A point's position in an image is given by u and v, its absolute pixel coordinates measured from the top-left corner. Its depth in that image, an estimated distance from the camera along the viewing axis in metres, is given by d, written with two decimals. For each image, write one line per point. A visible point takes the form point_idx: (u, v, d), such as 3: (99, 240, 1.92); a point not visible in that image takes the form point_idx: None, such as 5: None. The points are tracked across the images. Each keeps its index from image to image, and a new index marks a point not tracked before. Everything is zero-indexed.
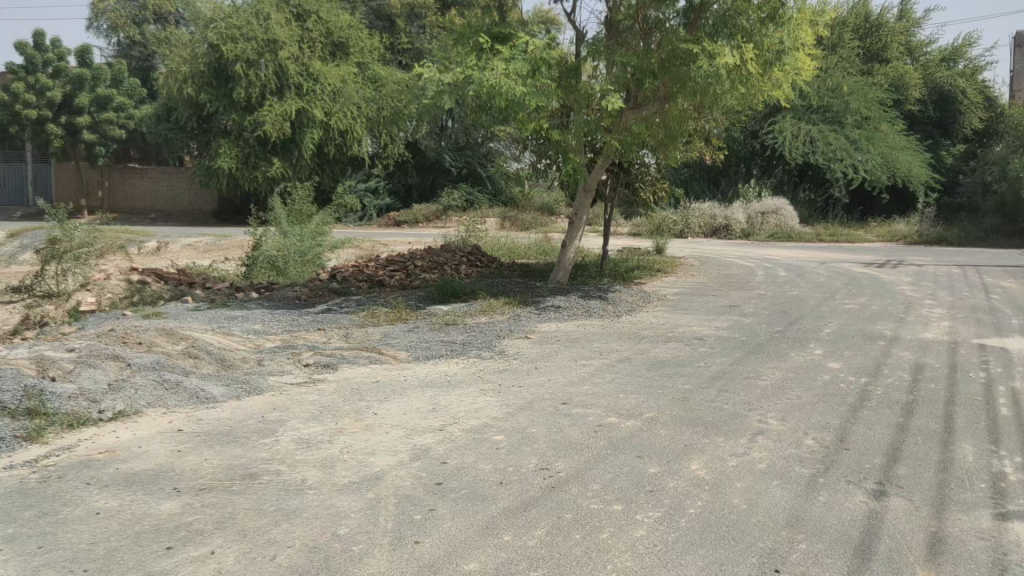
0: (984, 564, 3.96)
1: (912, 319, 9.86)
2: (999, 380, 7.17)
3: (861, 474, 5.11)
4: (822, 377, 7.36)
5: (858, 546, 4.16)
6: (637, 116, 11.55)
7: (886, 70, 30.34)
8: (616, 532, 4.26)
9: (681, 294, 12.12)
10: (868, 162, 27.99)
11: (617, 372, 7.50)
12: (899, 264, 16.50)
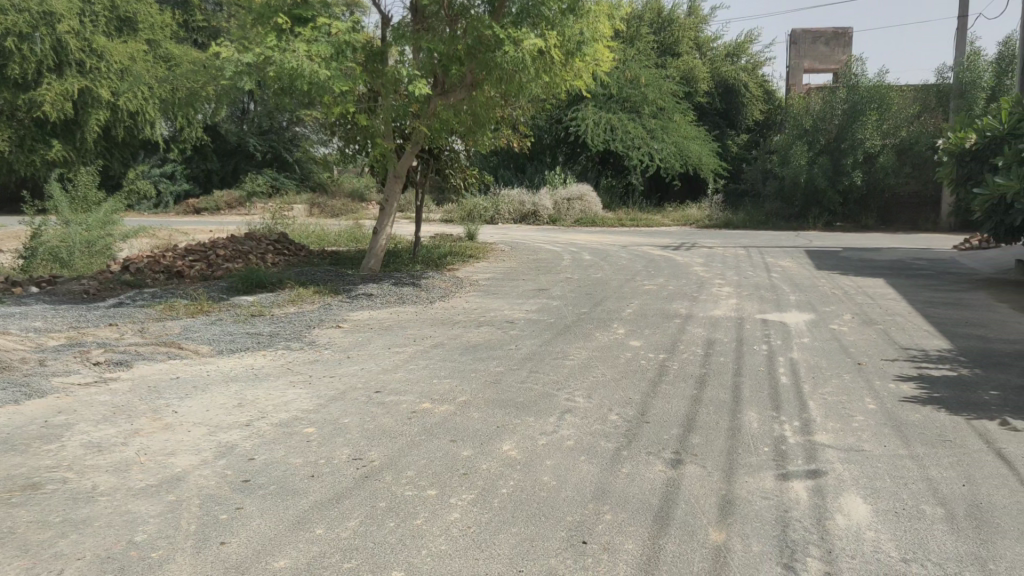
0: (767, 521, 4.32)
1: (705, 298, 10.57)
2: (779, 351, 7.84)
3: (660, 445, 5.42)
4: (625, 354, 7.73)
5: (657, 513, 4.42)
6: (445, 103, 11.62)
7: (677, 63, 32.26)
8: (430, 517, 4.28)
9: (493, 280, 12.34)
10: (663, 151, 29.70)
11: (430, 358, 7.52)
12: (692, 247, 17.60)
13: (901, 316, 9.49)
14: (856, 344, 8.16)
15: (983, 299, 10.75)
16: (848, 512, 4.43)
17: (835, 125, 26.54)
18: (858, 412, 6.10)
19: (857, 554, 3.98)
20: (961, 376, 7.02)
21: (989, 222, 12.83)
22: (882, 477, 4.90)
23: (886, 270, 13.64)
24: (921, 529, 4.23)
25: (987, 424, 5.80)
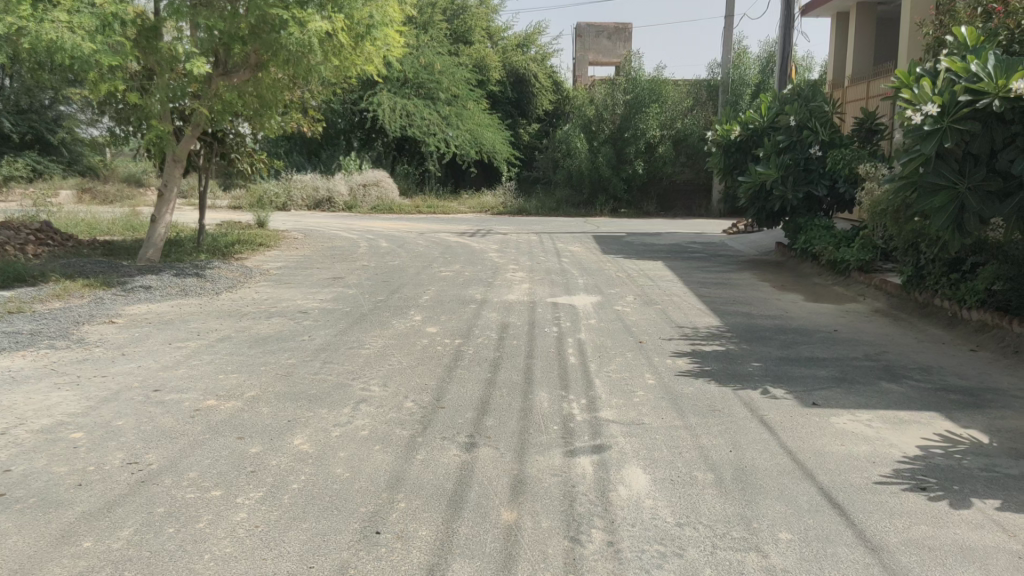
0: (555, 497, 4.48)
1: (499, 283, 10.79)
2: (569, 333, 8.15)
3: (454, 430, 5.47)
4: (421, 341, 7.72)
5: (452, 497, 4.47)
6: (227, 85, 11.14)
7: (470, 51, 32.58)
8: (214, 520, 4.08)
9: (285, 268, 11.96)
10: (458, 138, 30.11)
11: (215, 353, 7.15)
12: (487, 233, 17.96)
13: (678, 297, 10.15)
14: (638, 324, 8.65)
15: (748, 279, 11.72)
16: (630, 483, 4.68)
17: (618, 115, 27.86)
18: (639, 387, 6.47)
19: (637, 522, 4.21)
20: (728, 350, 7.62)
21: (752, 207, 13.78)
22: (661, 447, 5.22)
23: (665, 254, 14.55)
24: (695, 494, 4.55)
25: (751, 393, 6.34)
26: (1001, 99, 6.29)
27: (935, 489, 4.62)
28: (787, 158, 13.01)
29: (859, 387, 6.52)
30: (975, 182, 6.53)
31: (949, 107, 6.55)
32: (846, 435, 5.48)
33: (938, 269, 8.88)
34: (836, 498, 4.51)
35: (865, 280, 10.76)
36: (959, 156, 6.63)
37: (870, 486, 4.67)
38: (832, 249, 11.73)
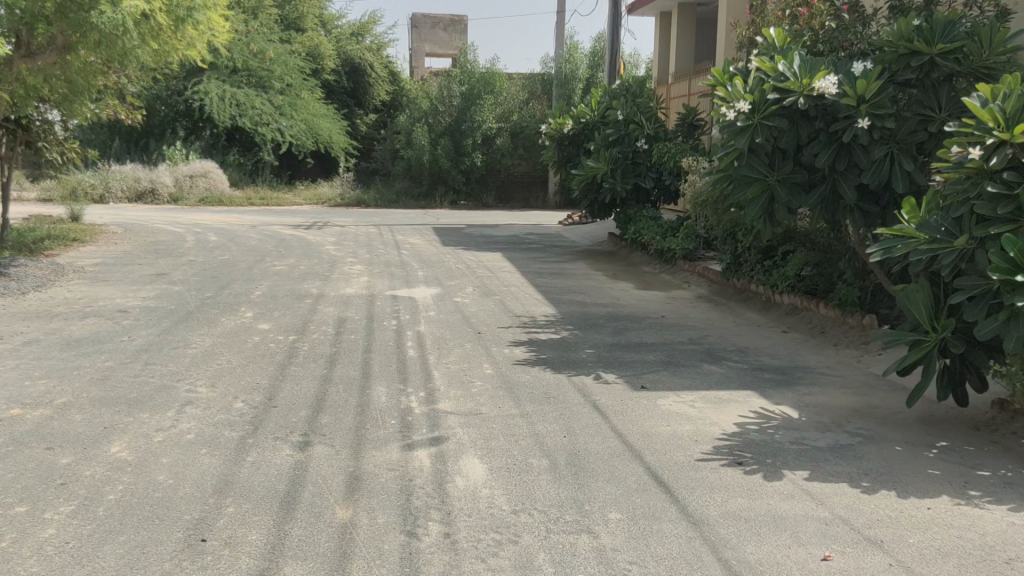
0: (391, 492, 4.44)
1: (335, 277, 10.56)
2: (407, 326, 8.10)
3: (287, 429, 5.32)
4: (252, 339, 7.44)
5: (284, 498, 4.34)
6: (30, 67, 10.27)
7: (302, 38, 31.63)
8: (18, 539, 3.77)
9: (103, 265, 11.22)
10: (293, 128, 29.35)
11: (20, 358, 6.60)
12: (323, 225, 17.54)
13: (515, 287, 10.30)
14: (476, 315, 8.71)
15: (583, 269, 12.06)
16: (467, 474, 4.71)
17: (455, 107, 27.91)
18: (477, 377, 6.53)
19: (473, 512, 4.24)
20: (564, 339, 7.81)
21: (586, 198, 14.16)
22: (497, 437, 5.28)
23: (503, 245, 14.73)
24: (529, 481, 4.63)
25: (584, 379, 6.54)
26: (806, 97, 6.79)
27: (751, 463, 4.93)
28: (616, 152, 13.48)
29: (684, 370, 6.86)
30: (784, 174, 7.01)
31: (759, 104, 6.97)
32: (672, 416, 5.74)
33: (753, 257, 9.52)
34: (662, 477, 4.72)
35: (689, 268, 11.32)
36: (769, 150, 7.08)
37: (694, 464, 4.91)
38: (660, 238, 12.25)
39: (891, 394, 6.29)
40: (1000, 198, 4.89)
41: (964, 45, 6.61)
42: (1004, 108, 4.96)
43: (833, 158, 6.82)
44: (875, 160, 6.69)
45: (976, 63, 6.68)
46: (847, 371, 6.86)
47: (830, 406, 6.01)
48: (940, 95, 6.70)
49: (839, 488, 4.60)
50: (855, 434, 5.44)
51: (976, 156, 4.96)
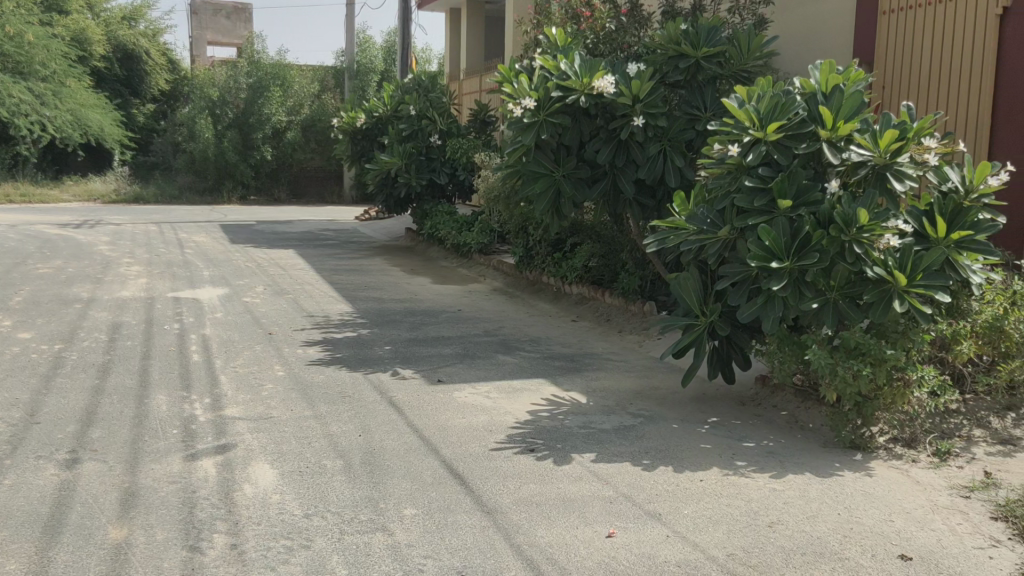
0: (172, 506, 4.18)
1: (109, 279, 9.82)
2: (191, 329, 7.66)
3: (52, 446, 4.87)
4: (10, 350, 6.76)
5: (48, 522, 3.97)
6: None
7: (65, 21, 29.07)
8: None
9: None
10: (57, 119, 26.94)
11: None
12: (97, 224, 16.27)
13: (309, 285, 10.04)
14: (266, 315, 8.39)
15: (379, 265, 11.94)
16: (256, 480, 4.53)
17: (242, 99, 26.83)
18: (267, 380, 6.29)
19: (262, 519, 4.08)
20: (359, 336, 7.69)
21: (381, 193, 14.03)
22: (289, 440, 5.12)
23: (295, 242, 14.31)
24: (322, 483, 4.53)
25: (380, 376, 6.49)
26: (587, 96, 7.01)
27: (542, 449, 5.09)
28: (409, 147, 13.45)
29: (479, 362, 6.96)
30: (569, 169, 7.25)
31: (544, 101, 7.04)
32: (467, 408, 5.82)
33: (544, 250, 9.77)
34: (456, 469, 4.76)
35: (485, 262, 11.53)
36: (555, 147, 7.24)
37: (487, 453, 5.00)
38: (455, 232, 12.37)
39: (670, 375, 6.72)
40: (756, 191, 5.34)
41: (725, 50, 7.20)
42: (758, 108, 5.42)
43: (613, 154, 7.22)
44: (649, 156, 7.15)
45: (737, 66, 7.29)
46: (631, 356, 7.25)
47: (615, 390, 6.33)
48: (705, 95, 7.27)
49: (623, 467, 4.84)
50: (637, 415, 5.76)
51: (735, 153, 5.41)
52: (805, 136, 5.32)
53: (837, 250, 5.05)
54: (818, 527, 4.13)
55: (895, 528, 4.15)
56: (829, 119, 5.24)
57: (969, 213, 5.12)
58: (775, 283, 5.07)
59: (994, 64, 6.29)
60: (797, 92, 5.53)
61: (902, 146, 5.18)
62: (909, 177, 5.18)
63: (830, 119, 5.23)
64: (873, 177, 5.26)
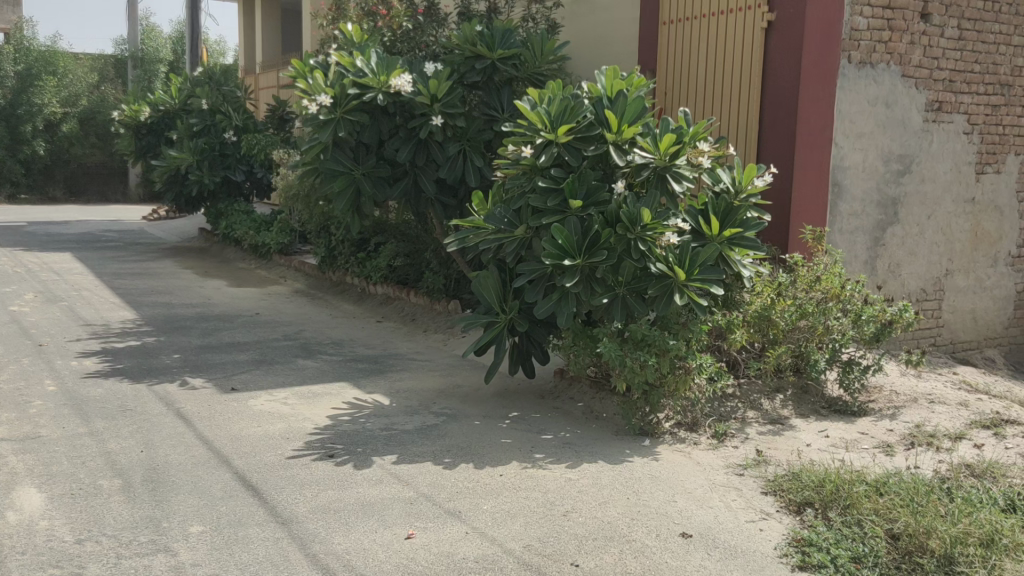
0: None
1: None
2: None
3: None
4: None
5: None
6: None
7: None
8: None
9: None
10: None
11: None
12: None
13: (88, 291, 9.31)
14: (37, 324, 7.69)
15: (168, 267, 11.28)
16: (20, 507, 4.13)
17: (8, 89, 24.47)
18: (36, 396, 5.76)
19: (27, 549, 3.74)
20: (144, 344, 7.22)
21: (170, 192, 13.26)
22: (60, 460, 4.72)
23: (72, 244, 13.20)
24: (97, 505, 4.20)
25: (167, 386, 6.12)
26: (384, 94, 6.85)
27: (341, 454, 4.99)
28: (200, 142, 12.79)
29: (276, 367, 6.73)
30: (369, 168, 7.12)
31: (340, 98, 6.79)
32: (262, 416, 5.61)
33: (347, 249, 9.58)
34: (250, 480, 4.58)
35: (285, 263, 11.18)
36: (353, 145, 7.09)
37: (283, 462, 4.84)
38: (253, 233, 11.90)
39: (472, 372, 6.81)
40: (549, 191, 5.50)
41: (519, 53, 7.40)
42: (549, 111, 5.55)
43: (413, 153, 7.19)
44: (449, 156, 7.21)
45: (532, 69, 7.52)
46: (434, 355, 7.27)
47: (417, 389, 6.33)
48: (502, 97, 7.43)
49: (424, 467, 4.85)
50: (439, 413, 5.79)
51: (528, 154, 5.52)
52: (593, 139, 5.55)
53: (624, 248, 5.32)
54: (608, 513, 4.33)
55: (677, 508, 4.42)
56: (615, 123, 5.51)
57: (739, 212, 5.54)
58: (569, 280, 5.26)
59: (762, 74, 6.78)
60: (585, 96, 5.75)
61: (679, 150, 5.53)
62: (686, 178, 5.54)
63: (615, 123, 5.50)
64: (655, 178, 5.57)
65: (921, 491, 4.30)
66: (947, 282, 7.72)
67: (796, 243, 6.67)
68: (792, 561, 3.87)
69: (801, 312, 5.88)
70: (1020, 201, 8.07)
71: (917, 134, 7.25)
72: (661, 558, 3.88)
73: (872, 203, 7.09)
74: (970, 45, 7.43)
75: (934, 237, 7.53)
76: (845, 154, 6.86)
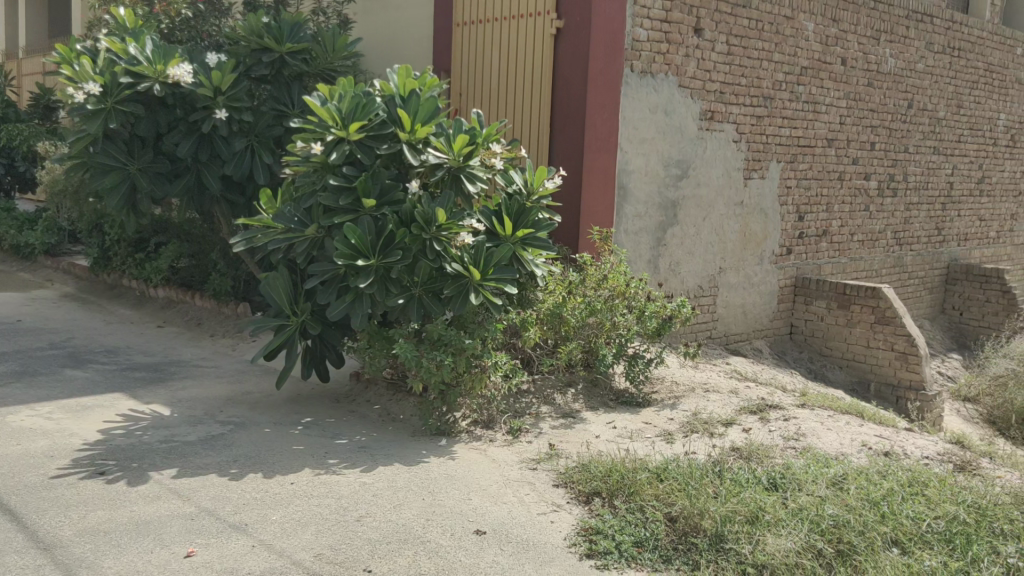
0: None
1: None
2: None
3: None
4: None
5: None
6: None
7: None
8: None
9: None
10: None
11: None
12: None
13: None
14: None
15: None
16: None
17: None
18: None
19: None
20: None
21: None
22: None
23: None
24: None
25: None
26: (161, 84, 6.45)
27: (114, 470, 4.62)
28: None
29: (41, 378, 6.14)
30: (145, 163, 6.67)
31: (111, 87, 6.32)
32: (22, 433, 5.08)
33: (123, 249, 8.88)
34: (5, 504, 4.13)
35: (53, 265, 10.25)
36: (126, 137, 6.63)
37: (46, 482, 4.41)
38: (14, 231, 10.82)
39: (262, 378, 6.54)
40: (341, 190, 5.36)
41: (309, 47, 7.21)
42: (339, 107, 5.39)
43: (195, 148, 6.80)
44: (235, 151, 6.86)
45: (324, 65, 7.36)
46: (221, 361, 6.92)
47: (202, 398, 5.99)
48: (292, 92, 7.20)
49: (207, 480, 4.59)
50: (226, 422, 5.50)
51: (319, 151, 5.35)
52: (386, 137, 5.47)
53: (418, 248, 5.29)
54: (403, 515, 4.29)
55: (472, 506, 4.46)
56: (407, 122, 5.45)
57: (531, 213, 5.68)
58: (362, 281, 5.16)
59: (551, 79, 7.00)
60: (376, 93, 5.64)
61: (472, 151, 5.57)
62: (480, 179, 5.60)
63: (408, 122, 5.44)
64: (449, 178, 5.59)
65: (695, 475, 4.58)
66: (720, 279, 8.32)
67: (585, 243, 6.95)
68: (580, 549, 4.01)
69: (590, 309, 6.11)
70: (781, 204, 8.84)
71: (693, 141, 7.76)
72: (454, 557, 3.89)
73: (654, 206, 7.51)
74: (737, 59, 8.04)
75: (709, 237, 8.10)
76: (629, 159, 7.22)
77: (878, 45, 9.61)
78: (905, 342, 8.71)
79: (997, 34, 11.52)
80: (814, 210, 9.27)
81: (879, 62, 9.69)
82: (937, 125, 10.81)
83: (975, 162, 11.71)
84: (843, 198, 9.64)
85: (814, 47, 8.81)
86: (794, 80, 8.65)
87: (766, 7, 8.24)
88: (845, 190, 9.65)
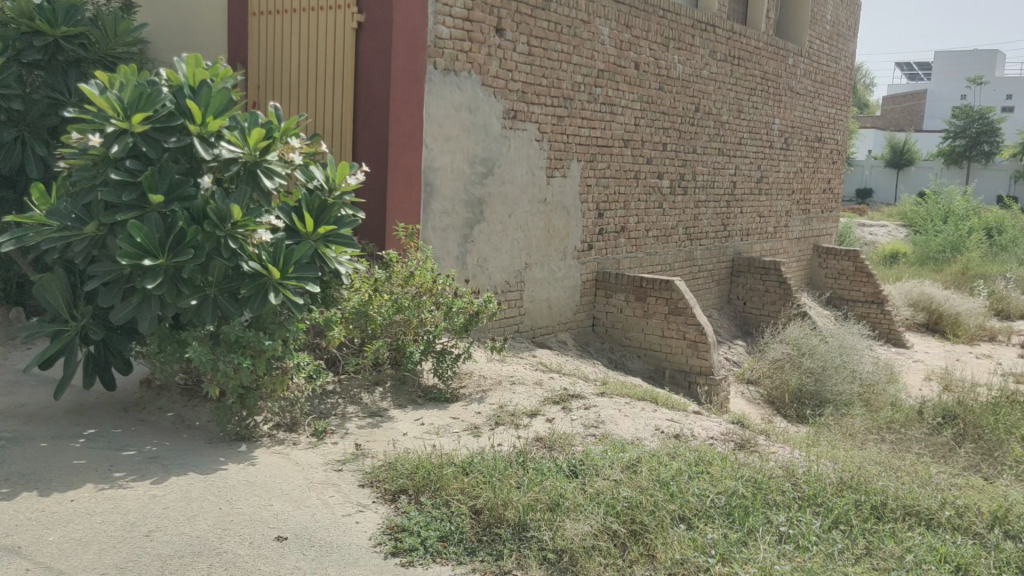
0: None
1: None
2: None
3: None
4: None
5: None
6: None
7: None
8: None
9: None
10: None
11: None
12: None
13: None
14: None
15: None
16: None
17: None
18: None
19: None
20: None
21: None
22: None
23: None
24: None
25: None
26: None
27: None
28: None
29: None
30: None
31: None
32: None
33: None
34: None
35: None
36: None
37: None
38: None
39: (39, 388, 6.01)
40: (124, 185, 5.00)
41: (88, 32, 6.69)
42: (121, 97, 5.03)
43: None
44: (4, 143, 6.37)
45: (104, 51, 6.86)
46: None
47: None
48: (68, 78, 6.65)
49: None
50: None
51: (98, 144, 4.96)
52: (174, 129, 5.15)
53: (212, 246, 5.03)
54: (197, 526, 4.08)
55: (273, 511, 4.31)
56: (198, 114, 5.17)
57: (332, 209, 5.58)
58: (150, 281, 4.83)
59: (354, 73, 6.89)
60: (163, 83, 5.31)
61: (269, 145, 5.38)
62: (278, 174, 5.41)
63: (199, 115, 5.16)
64: (244, 173, 5.36)
65: (499, 467, 4.66)
66: (525, 275, 8.53)
67: (391, 241, 6.90)
68: (385, 548, 3.98)
69: (397, 307, 6.08)
70: (582, 202, 9.19)
71: (497, 139, 7.89)
72: (253, 566, 3.75)
73: (460, 202, 7.58)
74: (538, 60, 8.26)
75: (514, 234, 8.29)
76: (435, 156, 7.24)
77: (667, 52, 10.19)
78: (696, 330, 9.30)
79: (771, 46, 12.54)
80: (612, 207, 9.70)
81: (669, 68, 10.28)
82: (721, 128, 11.62)
83: (754, 163, 12.69)
84: (638, 196, 10.15)
85: (609, 51, 9.21)
86: (592, 83, 9.01)
87: (564, 10, 8.53)
88: (640, 188, 10.16)
